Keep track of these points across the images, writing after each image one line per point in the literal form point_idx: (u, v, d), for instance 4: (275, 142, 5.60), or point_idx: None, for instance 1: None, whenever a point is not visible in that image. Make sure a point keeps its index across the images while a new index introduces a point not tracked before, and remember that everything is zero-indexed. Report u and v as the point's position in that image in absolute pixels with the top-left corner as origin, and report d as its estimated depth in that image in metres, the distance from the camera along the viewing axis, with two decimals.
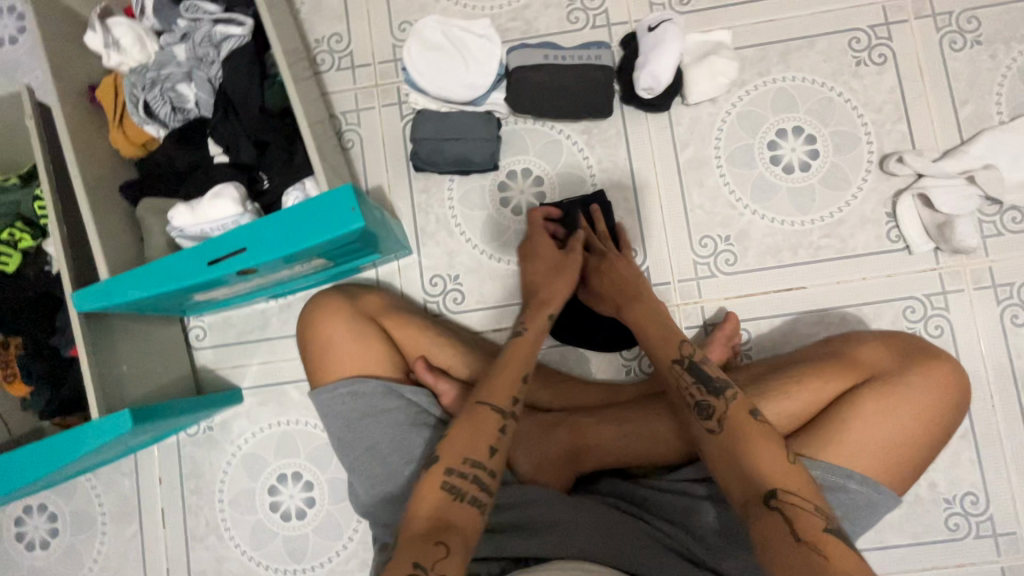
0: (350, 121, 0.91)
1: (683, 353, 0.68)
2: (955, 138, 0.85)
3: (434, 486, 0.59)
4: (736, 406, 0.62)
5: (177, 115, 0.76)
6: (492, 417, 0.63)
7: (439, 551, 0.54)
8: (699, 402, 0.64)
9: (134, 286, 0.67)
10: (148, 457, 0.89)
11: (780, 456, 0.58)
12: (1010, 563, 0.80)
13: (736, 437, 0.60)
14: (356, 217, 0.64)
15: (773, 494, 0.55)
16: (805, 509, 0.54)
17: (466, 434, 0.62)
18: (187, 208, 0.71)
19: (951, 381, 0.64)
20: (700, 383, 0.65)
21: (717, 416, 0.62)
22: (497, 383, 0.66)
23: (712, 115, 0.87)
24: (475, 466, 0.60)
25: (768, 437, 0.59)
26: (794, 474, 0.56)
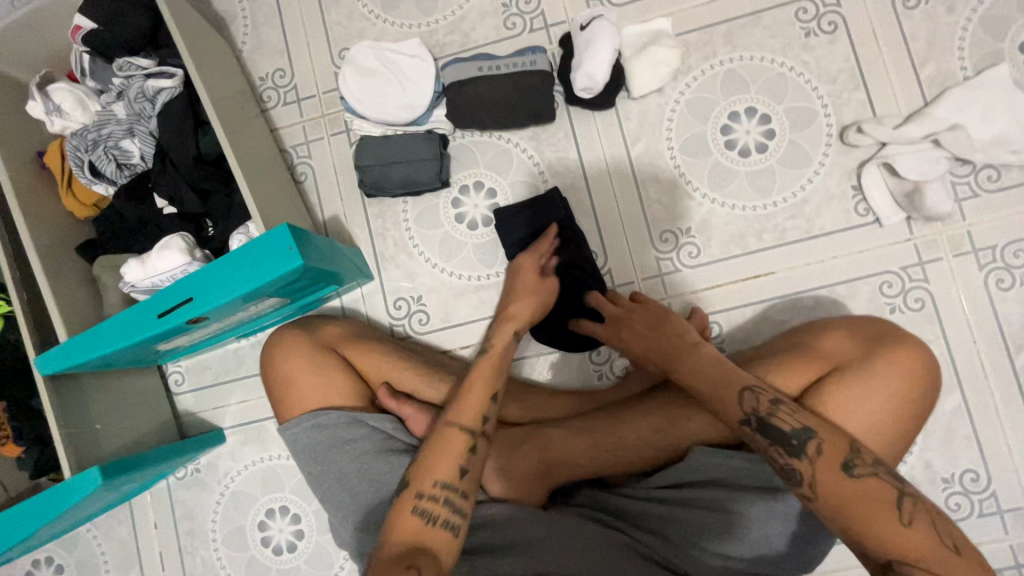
0: (301, 154, 0.92)
1: (748, 411, 0.58)
2: (918, 100, 0.81)
3: (406, 512, 0.58)
4: (824, 465, 0.53)
5: (124, 171, 0.78)
6: (460, 432, 0.63)
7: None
8: (784, 467, 0.55)
9: (91, 345, 0.68)
10: (142, 503, 0.91)
11: (892, 519, 0.50)
12: (1020, 540, 0.76)
13: (838, 509, 0.52)
14: (295, 256, 0.64)
15: (891, 566, 0.49)
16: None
17: (434, 456, 0.62)
18: (138, 263, 0.72)
19: (917, 359, 0.62)
20: (775, 444, 0.56)
21: (808, 481, 0.54)
22: (463, 403, 0.66)
23: (660, 106, 0.85)
24: (446, 488, 0.60)
25: (867, 496, 0.51)
26: (913, 538, 0.49)
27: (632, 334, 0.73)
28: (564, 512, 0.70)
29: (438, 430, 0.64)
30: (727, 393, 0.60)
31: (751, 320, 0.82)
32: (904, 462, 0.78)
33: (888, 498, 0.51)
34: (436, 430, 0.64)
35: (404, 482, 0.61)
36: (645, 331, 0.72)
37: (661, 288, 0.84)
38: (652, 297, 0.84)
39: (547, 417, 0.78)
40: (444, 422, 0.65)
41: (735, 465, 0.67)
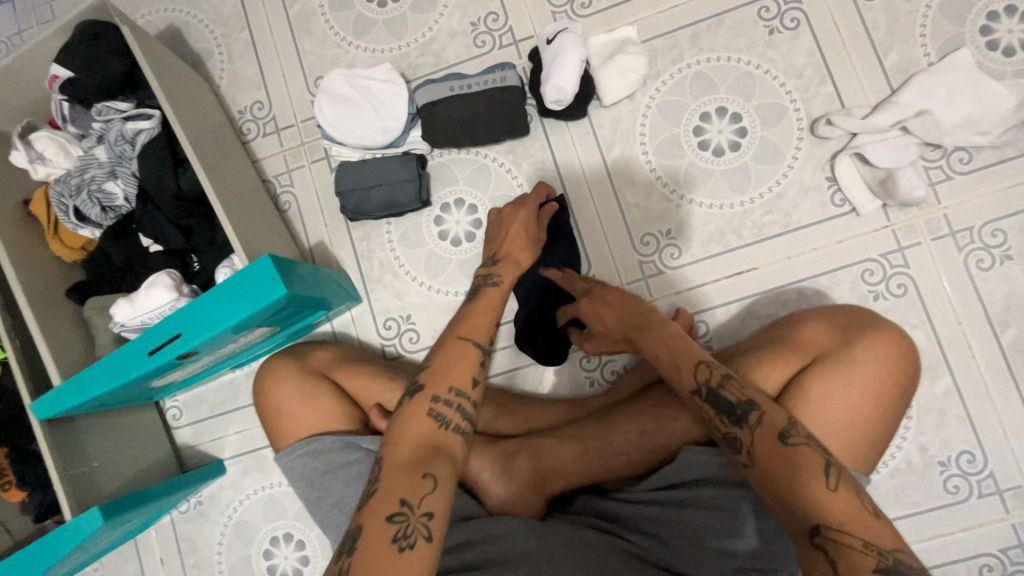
0: (283, 183, 0.93)
1: (699, 380, 0.60)
2: (885, 88, 0.82)
3: (418, 414, 0.56)
4: (762, 431, 0.53)
5: (109, 214, 0.79)
6: (472, 345, 0.62)
7: (426, 484, 0.51)
8: (725, 435, 0.56)
9: (84, 387, 0.69)
10: (147, 538, 0.92)
11: (819, 482, 0.48)
12: (1021, 518, 0.76)
13: (769, 469, 0.51)
14: (278, 285, 0.65)
15: (816, 530, 0.47)
16: (854, 547, 0.45)
17: (445, 364, 0.60)
18: (127, 302, 0.73)
19: (902, 355, 0.61)
20: (720, 413, 0.57)
21: (746, 448, 0.54)
22: (468, 320, 0.65)
23: (632, 112, 0.87)
24: (460, 395, 0.58)
25: (801, 462, 0.50)
26: (839, 500, 0.47)
27: (606, 306, 0.74)
28: (560, 521, 0.70)
29: (447, 341, 0.63)
30: (684, 364, 0.62)
31: (737, 317, 0.83)
32: (899, 448, 0.79)
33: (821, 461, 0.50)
34: (446, 342, 0.63)
35: (415, 386, 0.59)
36: (618, 306, 0.73)
37: (645, 291, 0.85)
38: None
39: (541, 427, 0.79)
40: (455, 334, 0.63)
41: (719, 462, 0.68)
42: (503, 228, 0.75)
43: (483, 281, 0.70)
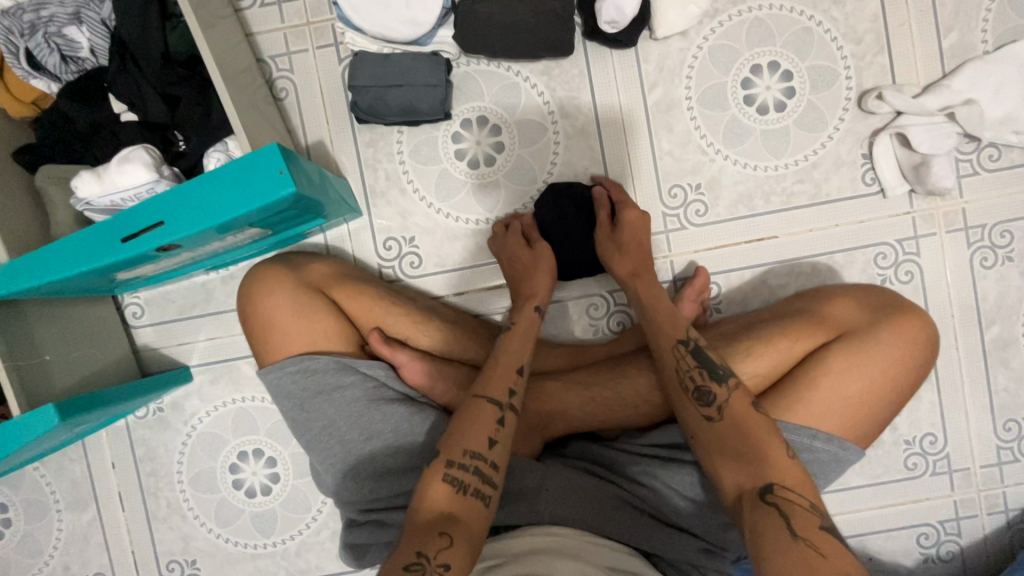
0: (281, 67, 0.81)
1: (689, 334, 0.66)
2: (937, 70, 0.79)
3: (437, 480, 0.57)
4: (739, 393, 0.61)
5: (70, 66, 0.67)
6: (488, 404, 0.62)
7: (442, 540, 0.52)
8: (700, 389, 0.62)
9: (40, 269, 0.59)
10: (97, 442, 0.84)
11: (779, 448, 0.57)
12: (963, 496, 0.83)
13: (735, 427, 0.59)
14: (287, 181, 0.56)
15: (769, 488, 0.55)
16: (801, 506, 0.53)
17: (463, 427, 0.60)
18: (93, 176, 0.62)
19: (910, 360, 0.63)
20: (701, 368, 0.63)
21: (717, 404, 0.61)
22: (489, 379, 0.64)
23: (682, 50, 0.80)
24: (477, 458, 0.58)
25: (762, 431, 0.58)
26: (791, 467, 0.56)
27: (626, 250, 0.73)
28: (559, 463, 0.70)
29: (467, 401, 0.63)
30: (669, 322, 0.67)
31: (750, 284, 0.82)
32: None
33: (772, 425, 0.59)
34: (466, 403, 0.62)
35: (435, 451, 0.59)
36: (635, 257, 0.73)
37: (664, 245, 0.82)
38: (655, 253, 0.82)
39: (543, 368, 0.77)
40: (474, 394, 0.63)
41: None
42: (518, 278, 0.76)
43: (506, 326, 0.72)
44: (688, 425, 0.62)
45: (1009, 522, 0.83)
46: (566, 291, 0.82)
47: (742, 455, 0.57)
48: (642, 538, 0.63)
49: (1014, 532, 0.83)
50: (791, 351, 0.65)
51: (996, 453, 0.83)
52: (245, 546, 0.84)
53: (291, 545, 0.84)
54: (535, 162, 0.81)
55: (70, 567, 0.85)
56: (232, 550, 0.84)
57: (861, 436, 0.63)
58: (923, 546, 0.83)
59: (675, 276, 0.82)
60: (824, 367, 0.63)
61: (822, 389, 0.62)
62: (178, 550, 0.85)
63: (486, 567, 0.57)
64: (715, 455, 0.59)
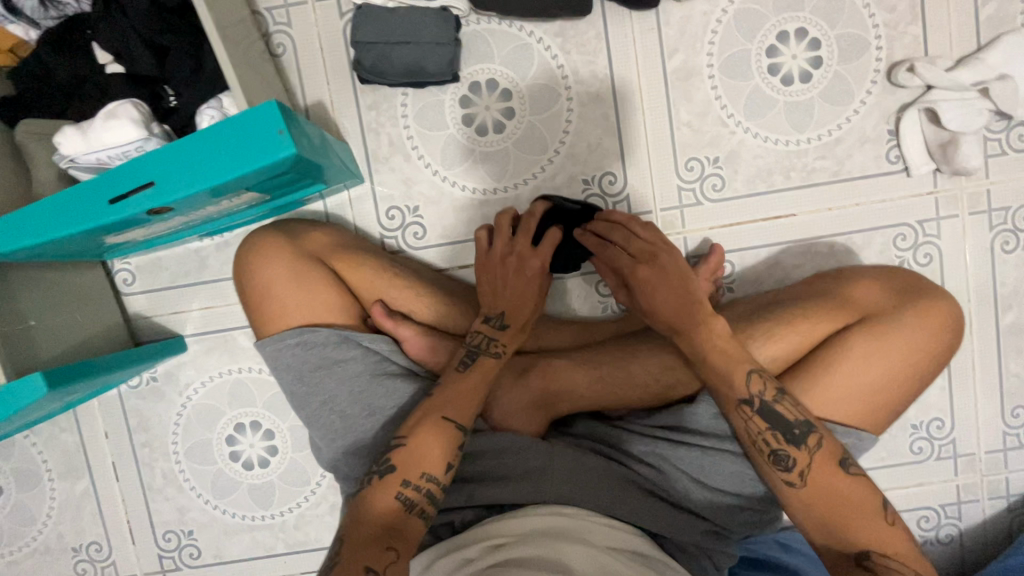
0: (278, 20, 0.76)
1: (752, 392, 0.59)
2: (972, 43, 0.75)
3: (388, 493, 0.56)
4: (821, 457, 0.57)
5: (49, 11, 0.61)
6: (453, 427, 0.60)
7: (389, 557, 0.51)
8: (777, 452, 0.57)
9: (23, 232, 0.56)
10: (89, 411, 0.82)
11: (877, 519, 0.55)
12: (965, 481, 0.83)
13: (825, 498, 0.56)
14: (286, 142, 0.52)
15: (867, 555, 0.54)
16: (902, 573, 0.53)
17: (423, 446, 0.58)
18: (78, 132, 0.58)
19: (933, 344, 0.62)
20: (774, 430, 0.58)
21: (798, 469, 0.57)
22: (453, 397, 0.61)
23: (706, 14, 0.76)
24: (431, 480, 0.57)
25: (858, 500, 0.56)
26: (893, 535, 0.55)
27: (656, 276, 0.65)
28: (564, 442, 0.68)
29: (428, 416, 0.60)
30: (734, 369, 0.60)
31: (764, 263, 0.79)
32: None
33: (869, 487, 0.56)
34: (426, 418, 0.60)
35: (387, 464, 0.57)
36: (673, 283, 0.64)
37: (678, 221, 0.79)
38: (668, 229, 0.79)
39: (550, 347, 0.75)
40: (437, 414, 0.60)
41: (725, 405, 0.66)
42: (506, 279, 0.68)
43: (485, 347, 0.65)
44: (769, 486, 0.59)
45: (1009, 507, 0.83)
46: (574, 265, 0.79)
47: (834, 523, 0.55)
48: (650, 521, 0.62)
49: (1013, 517, 0.83)
50: (811, 334, 0.63)
51: (1002, 439, 0.82)
52: (243, 518, 0.83)
53: (289, 518, 0.83)
54: (547, 130, 0.78)
55: (64, 536, 0.84)
56: (229, 522, 0.83)
57: (878, 422, 0.62)
58: (923, 529, 0.83)
59: (687, 253, 0.80)
60: (845, 351, 0.61)
61: (840, 373, 0.60)
62: (174, 520, 0.84)
63: (493, 546, 0.56)
64: (805, 518, 0.57)
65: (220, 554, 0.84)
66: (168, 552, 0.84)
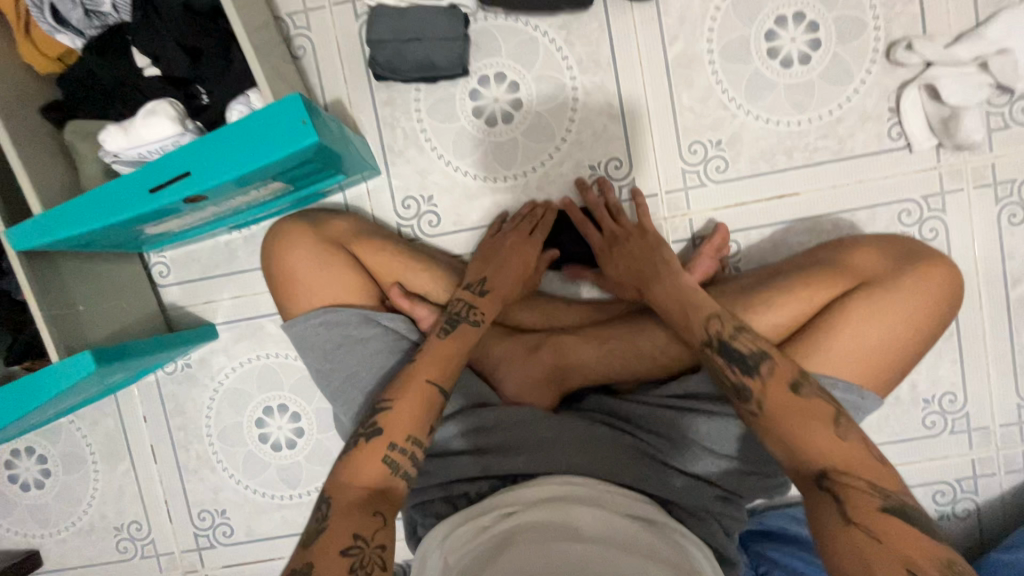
0: (298, 25, 0.81)
1: (710, 333, 0.62)
2: (971, 19, 0.76)
3: (373, 460, 0.57)
4: (774, 384, 0.57)
5: (93, 21, 0.67)
6: (436, 393, 0.61)
7: (376, 521, 0.53)
8: (735, 387, 0.59)
9: (71, 223, 0.61)
10: (128, 397, 0.87)
11: (826, 431, 0.54)
12: (981, 455, 0.83)
13: (780, 418, 0.56)
14: (309, 131, 0.57)
15: (824, 474, 0.52)
16: (860, 487, 0.51)
17: (408, 410, 0.60)
18: (119, 129, 0.63)
19: (933, 305, 0.63)
20: (730, 364, 0.59)
21: (756, 398, 0.57)
22: (435, 359, 0.64)
23: (704, 2, 0.78)
24: (416, 444, 0.59)
25: (811, 415, 0.55)
26: (843, 448, 0.53)
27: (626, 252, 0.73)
28: (574, 416, 0.71)
29: (413, 382, 0.62)
30: (694, 316, 0.63)
31: (770, 242, 0.81)
32: None
33: (825, 409, 0.55)
34: (409, 384, 0.61)
35: (373, 429, 0.59)
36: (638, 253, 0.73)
37: (683, 203, 0.82)
38: (673, 211, 0.82)
39: (562, 326, 0.78)
40: (421, 377, 0.62)
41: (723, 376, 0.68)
42: (497, 258, 0.74)
43: (465, 314, 0.68)
44: None
45: None
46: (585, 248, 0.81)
47: (790, 443, 0.54)
48: (656, 488, 0.64)
49: None
50: (812, 300, 0.65)
51: (1017, 412, 0.82)
52: (272, 496, 0.87)
53: (315, 496, 0.87)
54: (553, 119, 0.81)
55: (107, 516, 0.89)
56: (259, 500, 0.88)
57: (882, 383, 0.63)
58: (939, 503, 0.84)
59: (693, 234, 0.82)
60: (847, 315, 0.62)
61: (842, 337, 0.62)
62: (208, 500, 0.88)
63: (505, 514, 0.59)
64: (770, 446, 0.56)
65: (252, 532, 0.88)
66: (203, 530, 0.89)
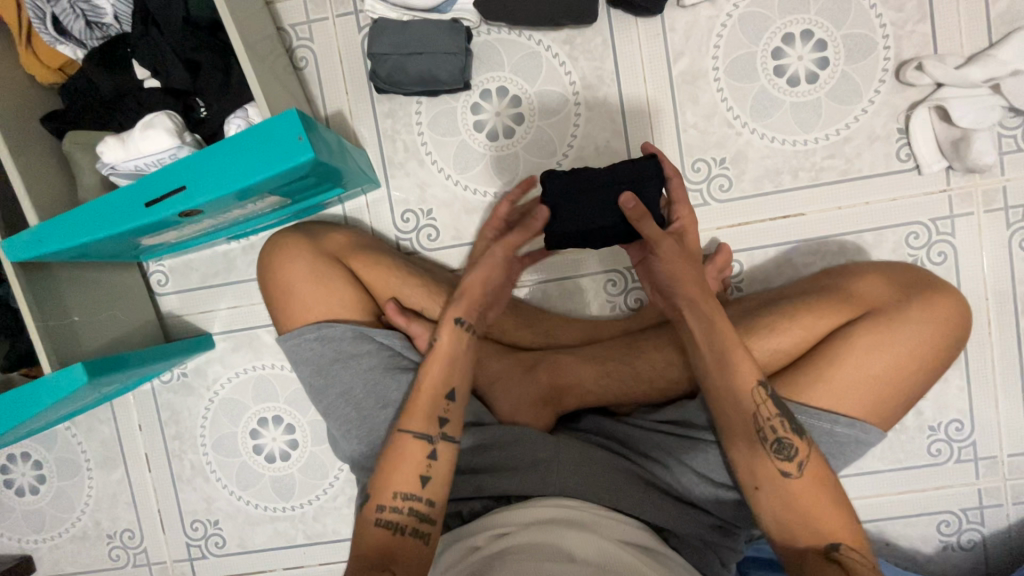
0: (300, 35, 0.81)
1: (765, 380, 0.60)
2: (984, 39, 0.75)
3: (372, 523, 0.58)
4: (811, 450, 0.58)
5: (94, 32, 0.69)
6: (413, 440, 0.61)
7: None
8: (779, 441, 0.58)
9: (66, 234, 0.61)
10: (124, 405, 0.87)
11: (839, 509, 0.57)
12: (987, 485, 0.81)
13: (812, 485, 0.57)
14: (305, 147, 0.56)
15: (835, 546, 0.55)
16: (865, 566, 0.54)
17: (391, 465, 0.60)
18: (117, 141, 0.63)
19: (938, 338, 0.61)
20: (781, 418, 0.59)
21: (797, 460, 0.57)
22: (415, 406, 0.63)
23: (710, 18, 0.77)
24: (409, 499, 0.59)
25: (831, 494, 0.57)
26: (853, 528, 0.56)
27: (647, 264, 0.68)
28: (571, 437, 0.70)
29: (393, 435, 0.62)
30: (746, 359, 0.61)
31: (773, 262, 0.80)
32: None
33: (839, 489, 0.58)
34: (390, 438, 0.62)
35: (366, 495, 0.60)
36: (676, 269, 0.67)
37: None
38: None
39: (560, 343, 0.77)
40: (398, 428, 0.62)
41: None
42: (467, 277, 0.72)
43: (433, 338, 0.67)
44: (755, 477, 0.59)
45: None
46: (585, 266, 0.80)
47: (809, 512, 0.56)
48: (653, 513, 0.63)
49: None
50: (815, 328, 0.63)
51: None
52: (265, 508, 0.87)
53: (308, 509, 0.86)
54: (555, 133, 0.80)
55: (100, 523, 0.89)
56: (252, 512, 0.87)
57: (884, 417, 0.62)
58: (943, 533, 0.82)
59: None
60: (849, 346, 0.61)
61: (844, 368, 0.60)
62: (201, 510, 0.88)
63: (498, 534, 0.58)
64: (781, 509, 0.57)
65: (243, 544, 0.88)
66: (195, 540, 0.88)
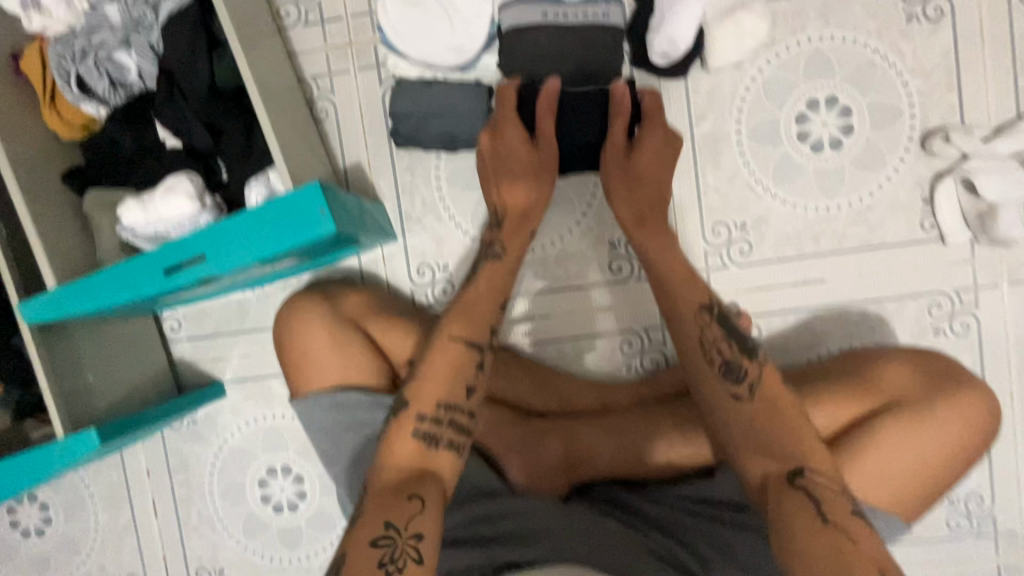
0: (322, 88, 0.81)
1: (710, 301, 0.63)
2: (1011, 111, 0.74)
3: (406, 432, 0.58)
4: (767, 372, 0.59)
5: (118, 90, 0.68)
6: (458, 342, 0.60)
7: (410, 508, 0.53)
8: (730, 363, 0.59)
9: (83, 300, 0.61)
10: (132, 449, 0.87)
11: (806, 434, 0.56)
12: (1007, 561, 0.79)
13: (772, 405, 0.57)
14: (326, 220, 0.56)
15: (801, 472, 0.54)
16: (830, 488, 0.53)
17: (431, 373, 0.60)
18: (138, 204, 0.63)
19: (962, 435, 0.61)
20: (727, 338, 0.60)
21: (749, 381, 0.58)
22: (460, 312, 0.62)
23: (734, 82, 0.77)
24: (448, 409, 0.58)
25: (798, 427, 0.56)
26: (820, 451, 0.55)
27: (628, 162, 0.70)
28: (584, 505, 0.69)
29: (436, 341, 0.61)
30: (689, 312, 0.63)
31: (793, 329, 0.79)
32: None
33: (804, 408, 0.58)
34: (432, 344, 0.61)
35: (402, 400, 0.59)
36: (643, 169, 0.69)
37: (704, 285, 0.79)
38: None
39: (575, 408, 0.76)
40: (444, 336, 0.61)
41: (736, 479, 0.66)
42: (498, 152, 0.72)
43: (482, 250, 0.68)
44: (714, 405, 0.60)
45: None
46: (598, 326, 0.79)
47: (775, 419, 0.56)
48: None
49: None
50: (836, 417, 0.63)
51: None
52: (270, 558, 0.86)
53: (314, 561, 0.85)
54: (574, 194, 0.78)
55: (104, 567, 0.89)
56: (257, 561, 0.86)
57: (904, 513, 0.60)
58: None
59: None
60: (873, 439, 0.60)
61: (868, 463, 0.59)
62: (206, 557, 0.87)
63: None
64: (745, 431, 0.57)
65: None
66: None
